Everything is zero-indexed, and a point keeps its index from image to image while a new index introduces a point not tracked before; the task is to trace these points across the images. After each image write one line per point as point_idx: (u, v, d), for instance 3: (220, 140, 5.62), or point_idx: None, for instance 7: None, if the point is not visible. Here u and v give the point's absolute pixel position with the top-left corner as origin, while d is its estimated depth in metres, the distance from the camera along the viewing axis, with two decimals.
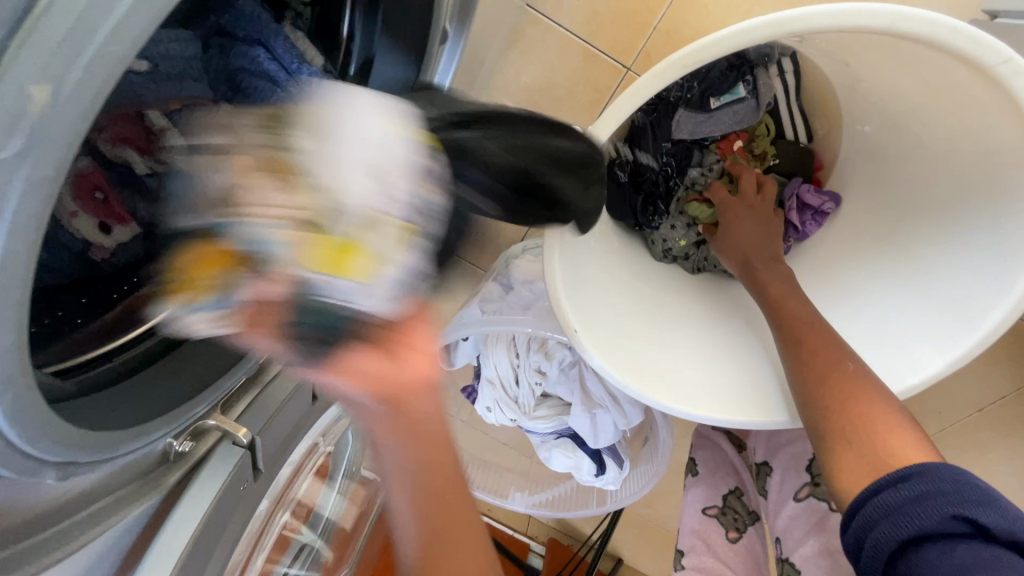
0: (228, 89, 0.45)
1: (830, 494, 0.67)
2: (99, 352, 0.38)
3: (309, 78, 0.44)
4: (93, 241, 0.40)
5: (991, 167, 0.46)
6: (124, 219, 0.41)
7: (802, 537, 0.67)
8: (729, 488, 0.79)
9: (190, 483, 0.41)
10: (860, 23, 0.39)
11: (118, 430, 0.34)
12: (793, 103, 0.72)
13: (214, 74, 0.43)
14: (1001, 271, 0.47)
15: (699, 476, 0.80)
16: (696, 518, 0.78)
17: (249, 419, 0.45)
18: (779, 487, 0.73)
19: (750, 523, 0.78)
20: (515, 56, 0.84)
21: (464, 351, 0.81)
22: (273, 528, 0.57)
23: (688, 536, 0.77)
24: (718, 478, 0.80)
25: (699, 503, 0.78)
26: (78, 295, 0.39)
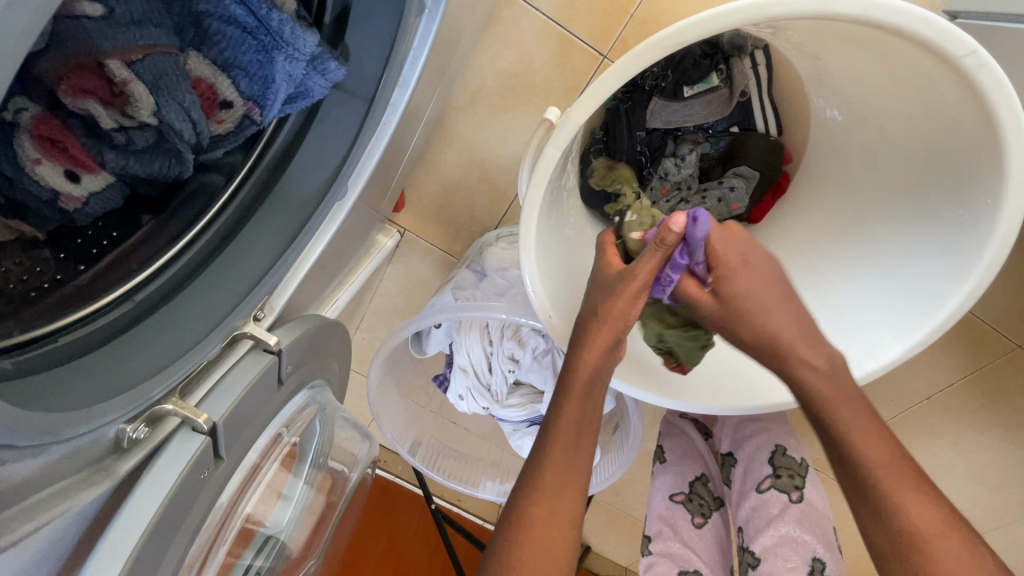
0: (192, 35, 0.42)
1: (790, 485, 0.71)
2: (45, 328, 0.37)
3: (279, 27, 0.42)
4: (62, 191, 0.40)
5: (953, 160, 0.48)
6: (91, 167, 0.41)
7: (761, 528, 0.69)
8: (696, 476, 0.80)
9: (145, 471, 0.39)
10: (839, 11, 0.40)
11: (58, 416, 0.31)
12: (765, 94, 0.73)
13: (178, 19, 0.41)
14: (962, 259, 0.48)
15: (667, 464, 0.81)
16: (662, 505, 0.79)
17: (210, 404, 0.43)
18: (743, 478, 0.75)
19: (715, 509, 0.79)
20: (491, 40, 0.83)
21: (436, 338, 0.80)
22: (235, 521, 0.54)
23: (655, 521, 0.77)
24: (685, 465, 0.81)
25: (666, 490, 0.79)
26: (57, 250, 0.42)
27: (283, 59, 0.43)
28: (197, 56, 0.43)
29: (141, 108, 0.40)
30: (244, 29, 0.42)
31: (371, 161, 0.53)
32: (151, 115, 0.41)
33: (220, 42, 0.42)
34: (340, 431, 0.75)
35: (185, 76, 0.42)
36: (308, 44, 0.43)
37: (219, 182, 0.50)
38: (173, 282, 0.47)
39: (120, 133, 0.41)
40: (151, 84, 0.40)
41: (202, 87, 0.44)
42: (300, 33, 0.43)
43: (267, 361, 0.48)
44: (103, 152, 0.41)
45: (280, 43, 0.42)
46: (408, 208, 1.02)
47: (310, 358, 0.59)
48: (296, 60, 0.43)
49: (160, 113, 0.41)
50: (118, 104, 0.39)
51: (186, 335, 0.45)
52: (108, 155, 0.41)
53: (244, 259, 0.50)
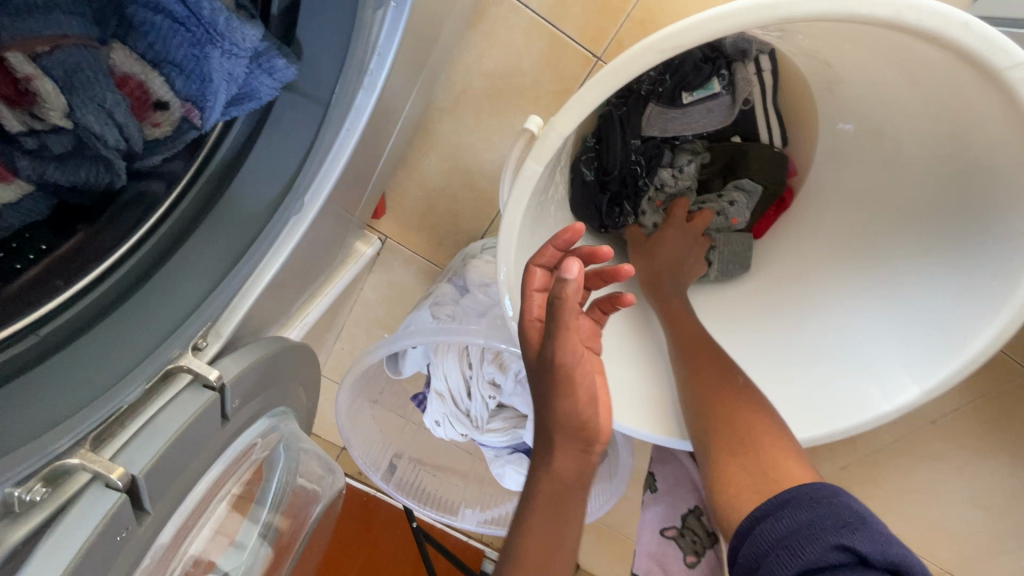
0: (115, 26, 0.37)
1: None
2: None
3: (211, 17, 0.36)
4: None
5: (985, 182, 0.42)
6: (2, 176, 0.35)
7: None
8: (689, 508, 0.75)
9: (42, 538, 0.33)
10: (861, 14, 0.34)
11: None
12: (771, 101, 0.68)
13: (98, 7, 0.36)
14: (990, 293, 0.43)
15: (659, 493, 0.77)
16: (655, 540, 0.75)
17: (127, 456, 0.37)
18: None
19: (709, 546, 0.73)
20: (477, 38, 0.77)
21: (413, 359, 0.74)
22: (175, 569, 0.49)
23: (644, 558, 0.74)
24: (679, 495, 0.76)
25: (658, 524, 0.75)
26: None
27: (218, 54, 0.37)
28: (122, 49, 0.37)
29: (51, 109, 0.35)
30: (174, 19, 0.36)
31: (333, 168, 0.48)
32: (64, 116, 0.36)
33: (149, 35, 0.37)
34: (306, 460, 0.69)
35: (105, 73, 0.36)
36: (250, 39, 0.37)
37: (160, 190, 0.43)
38: (95, 310, 0.41)
39: (32, 137, 0.36)
40: (61, 81, 0.35)
41: (130, 85, 0.38)
42: (238, 25, 0.37)
43: (208, 397, 0.42)
44: (16, 157, 0.36)
45: (214, 37, 0.37)
46: (389, 215, 0.97)
47: (267, 387, 0.53)
48: (237, 57, 0.37)
49: (74, 115, 0.36)
50: (26, 104, 0.35)
51: (106, 374, 0.38)
52: (22, 161, 0.36)
53: (182, 283, 0.43)
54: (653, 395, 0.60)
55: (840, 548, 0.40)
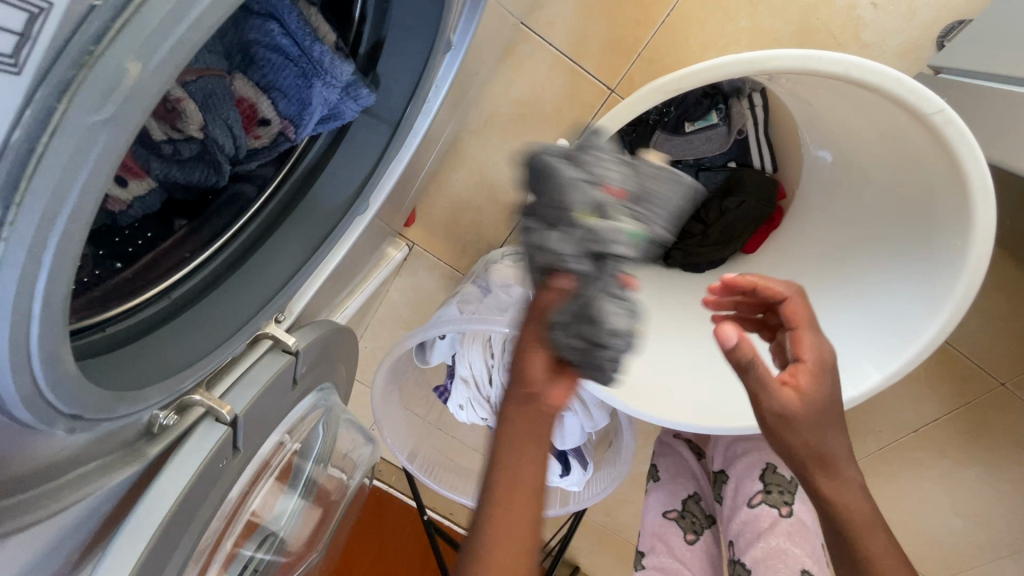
0: (240, 61, 0.46)
1: (780, 500, 0.72)
2: (98, 317, 0.39)
3: (321, 56, 0.45)
4: (112, 193, 0.42)
5: (929, 202, 0.52)
6: (138, 173, 0.44)
7: (752, 540, 0.71)
8: (689, 493, 0.83)
9: (171, 455, 0.42)
10: (819, 68, 0.44)
11: (115, 398, 0.35)
12: (762, 133, 0.79)
13: (228, 46, 0.45)
14: (933, 294, 0.52)
15: (660, 481, 0.85)
16: (656, 520, 0.82)
17: (233, 397, 0.47)
18: (733, 493, 0.77)
19: (707, 526, 0.81)
20: (506, 70, 0.88)
21: (440, 350, 0.83)
22: (242, 515, 0.57)
23: (648, 537, 0.80)
24: (679, 483, 0.84)
25: (659, 506, 0.82)
26: (97, 246, 0.42)
27: (321, 85, 0.47)
28: (242, 78, 0.47)
29: (191, 123, 0.44)
30: (287, 57, 0.46)
31: (390, 179, 0.60)
32: (198, 129, 0.45)
33: (265, 67, 0.46)
34: (343, 435, 0.78)
35: (229, 95, 0.46)
36: (346, 74, 0.47)
37: (251, 191, 0.53)
38: (200, 287, 0.49)
39: (170, 144, 0.44)
40: (200, 101, 0.44)
41: (244, 105, 0.47)
42: (339, 63, 0.46)
43: (285, 359, 0.52)
44: (152, 160, 0.44)
45: (320, 71, 0.46)
46: (418, 224, 1.07)
47: (324, 360, 0.63)
48: (333, 87, 0.47)
49: (206, 129, 0.45)
50: (170, 120, 0.43)
51: (212, 335, 0.47)
52: (155, 162, 0.44)
53: (269, 265, 0.53)
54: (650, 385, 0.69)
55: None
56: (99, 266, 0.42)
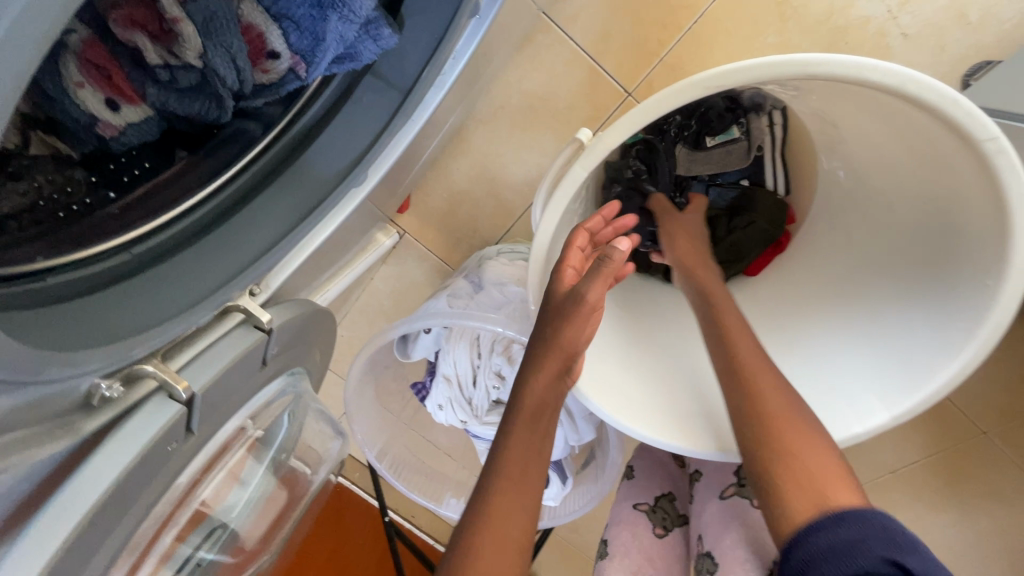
0: None
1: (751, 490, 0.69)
2: (62, 258, 0.36)
3: None
4: (101, 118, 0.39)
5: (957, 239, 0.49)
6: (132, 99, 0.40)
7: (719, 531, 0.66)
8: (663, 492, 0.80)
9: (111, 432, 0.36)
10: (874, 78, 0.41)
11: (37, 355, 0.29)
12: (779, 152, 0.76)
13: None
14: (954, 336, 0.49)
15: (634, 479, 0.82)
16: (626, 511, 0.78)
17: (190, 373, 0.41)
18: (706, 490, 0.74)
19: (679, 525, 0.77)
20: (522, 60, 0.84)
21: (423, 344, 0.78)
22: (189, 506, 0.51)
23: (616, 526, 0.76)
24: (654, 481, 0.82)
25: (630, 499, 0.79)
26: (89, 172, 0.42)
27: (337, 19, 0.42)
28: (251, 3, 0.41)
29: (188, 48, 0.39)
30: None
31: (397, 146, 0.54)
32: (197, 56, 0.40)
33: None
34: (310, 425, 0.72)
35: (235, 23, 0.40)
36: (366, 8, 0.42)
37: (255, 132, 0.48)
38: (180, 239, 0.44)
39: (166, 69, 0.40)
40: (200, 26, 0.39)
41: (252, 35, 0.42)
42: None
43: (257, 336, 0.46)
44: (148, 86, 0.40)
45: (337, 3, 0.41)
46: (412, 211, 1.02)
47: (296, 343, 0.57)
48: (350, 22, 0.42)
49: (205, 56, 0.40)
50: (166, 41, 0.39)
51: (182, 295, 0.42)
52: (151, 90, 0.40)
53: (259, 226, 0.48)
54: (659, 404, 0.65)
55: (889, 560, 0.41)
56: (88, 194, 0.41)
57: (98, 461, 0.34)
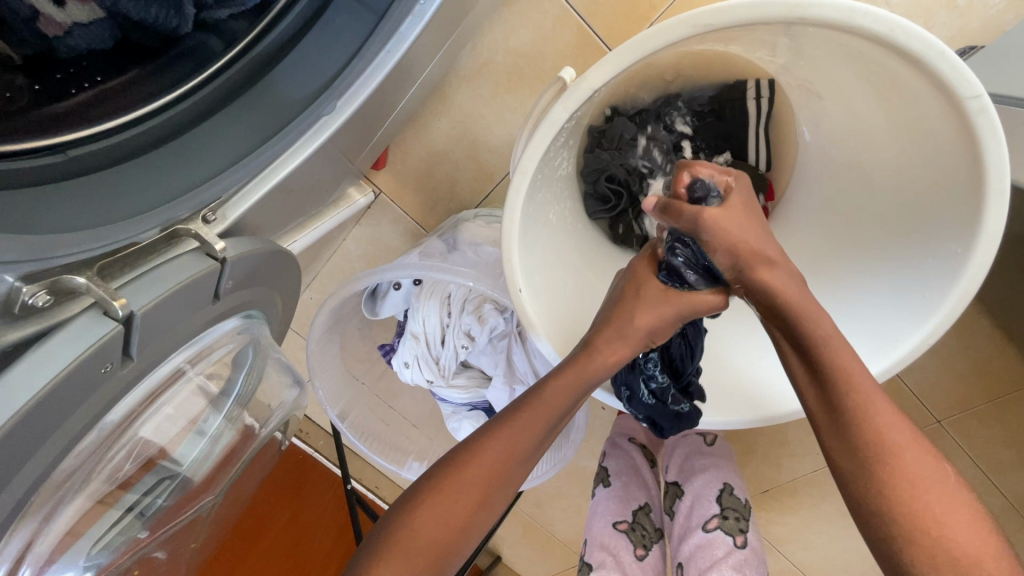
0: None
1: (736, 529, 0.82)
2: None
3: None
4: (44, 12, 0.35)
5: (930, 209, 0.50)
6: None
7: (705, 566, 0.79)
8: (639, 505, 0.91)
9: (35, 346, 0.33)
10: (866, 25, 0.41)
11: None
12: (761, 127, 0.74)
13: None
14: (923, 305, 0.51)
15: (613, 491, 0.91)
16: (607, 530, 0.88)
17: (130, 292, 0.38)
18: (689, 513, 0.86)
19: (655, 540, 0.91)
20: (510, 14, 0.81)
21: (392, 301, 0.76)
22: (123, 445, 0.48)
23: (599, 548, 0.86)
24: (631, 494, 0.91)
25: (612, 517, 0.89)
26: (29, 79, 0.37)
27: None
28: None
29: None
30: None
31: (373, 77, 0.50)
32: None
33: None
34: (270, 375, 0.69)
35: None
36: None
37: (218, 47, 0.44)
38: (124, 148, 0.41)
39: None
40: None
41: None
42: None
43: (208, 264, 0.43)
44: None
45: None
46: (389, 169, 0.98)
47: (254, 283, 0.54)
48: None
49: None
50: None
51: (120, 208, 0.39)
52: None
53: (212, 148, 0.44)
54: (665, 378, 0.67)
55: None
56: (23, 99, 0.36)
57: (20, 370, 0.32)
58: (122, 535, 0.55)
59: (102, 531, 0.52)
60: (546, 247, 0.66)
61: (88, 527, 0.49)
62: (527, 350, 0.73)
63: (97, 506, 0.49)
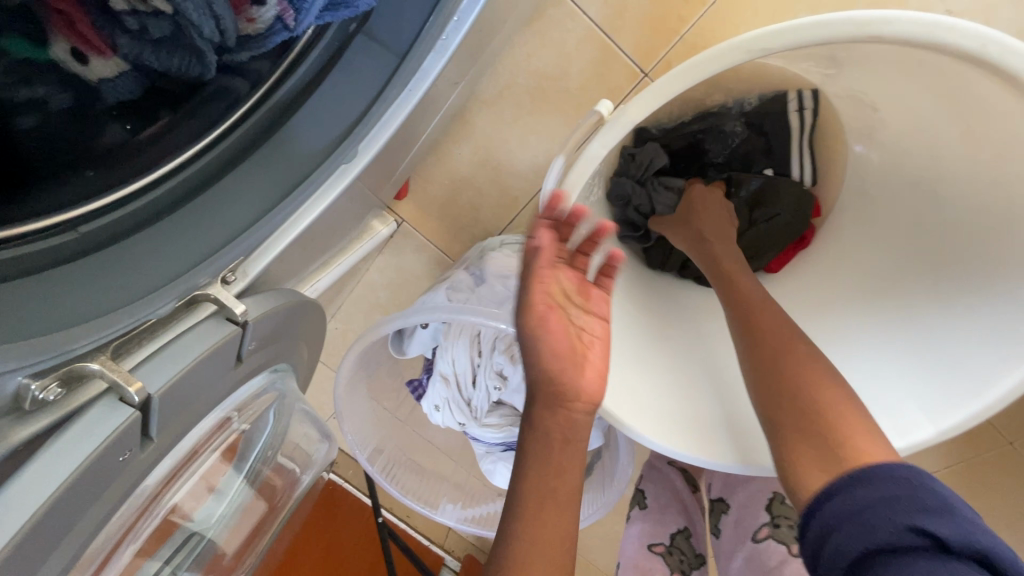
0: None
1: (789, 537, 0.75)
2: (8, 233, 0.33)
3: None
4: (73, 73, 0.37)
5: (1023, 230, 0.45)
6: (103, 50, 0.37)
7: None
8: (678, 528, 0.86)
9: (48, 442, 0.31)
10: (947, 39, 0.36)
11: None
12: (805, 139, 0.69)
13: None
14: (1015, 343, 0.46)
15: (649, 512, 0.88)
16: (641, 553, 0.84)
17: (147, 372, 0.36)
18: (736, 527, 0.81)
19: (695, 567, 0.85)
20: (531, 35, 0.78)
21: (420, 340, 0.73)
22: (151, 518, 0.46)
23: (631, 570, 0.82)
24: (668, 515, 0.87)
25: (647, 539, 0.85)
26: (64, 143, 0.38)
27: None
28: None
29: None
30: None
31: (397, 115, 0.47)
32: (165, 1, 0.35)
33: None
34: (297, 424, 0.66)
35: None
36: None
37: (243, 89, 0.43)
38: (153, 210, 0.39)
39: (132, 17, 0.36)
40: None
41: None
42: None
43: (229, 331, 0.40)
44: (115, 35, 0.36)
45: None
46: (411, 199, 0.96)
47: (277, 339, 0.51)
48: None
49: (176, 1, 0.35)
50: None
51: (138, 283, 0.36)
52: (121, 40, 0.37)
53: (237, 201, 0.42)
54: (689, 413, 0.62)
55: (914, 528, 0.40)
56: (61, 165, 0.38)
57: (29, 475, 0.29)
58: None
59: None
60: None
61: None
62: None
63: None
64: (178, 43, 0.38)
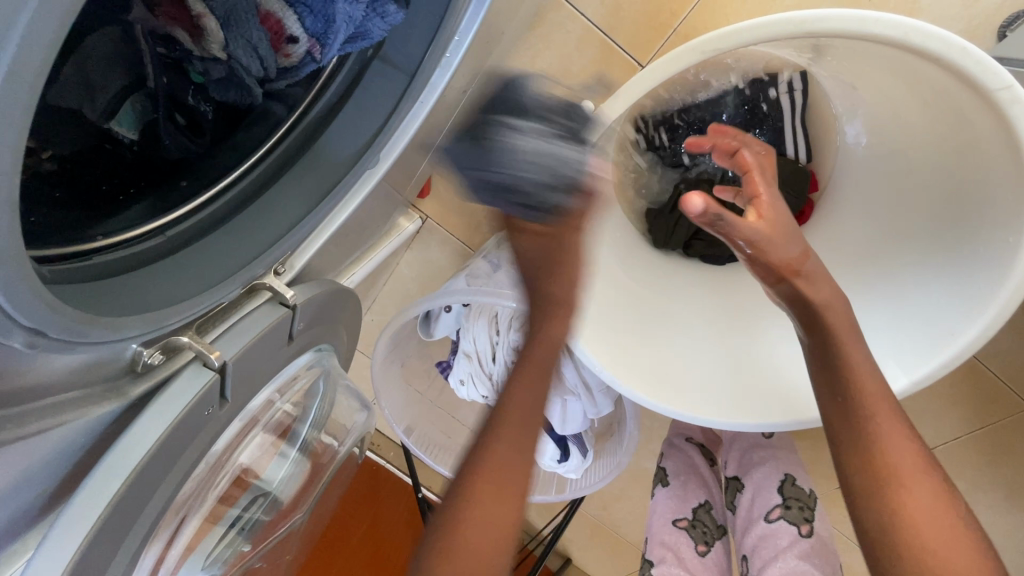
0: None
1: (800, 518, 0.80)
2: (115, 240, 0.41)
3: None
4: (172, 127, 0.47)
5: (978, 195, 0.50)
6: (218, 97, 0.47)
7: (771, 557, 0.76)
8: (699, 502, 0.91)
9: (154, 397, 0.40)
10: (878, 32, 0.41)
11: (86, 316, 0.32)
12: (798, 118, 0.72)
13: None
14: (976, 299, 0.50)
15: (670, 487, 0.92)
16: (666, 528, 0.87)
17: (222, 344, 0.45)
18: (751, 504, 0.85)
19: (717, 537, 0.89)
20: (534, 39, 0.84)
21: (444, 322, 0.81)
22: (226, 470, 0.55)
23: (657, 546, 0.85)
24: (689, 492, 0.92)
25: (671, 515, 0.89)
26: (143, 175, 0.47)
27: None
28: None
29: (212, 42, 0.43)
30: None
31: (409, 126, 0.56)
32: (221, 50, 0.44)
33: None
34: (340, 400, 0.76)
35: (253, 11, 0.44)
36: None
37: (281, 112, 0.52)
38: (216, 218, 0.48)
39: (199, 62, 0.45)
40: (221, 19, 0.42)
41: (271, 21, 0.45)
42: None
43: (282, 312, 0.50)
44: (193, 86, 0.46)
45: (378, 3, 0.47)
46: (433, 197, 1.04)
47: (322, 321, 0.60)
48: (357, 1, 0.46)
49: (228, 49, 0.44)
50: (195, 36, 0.43)
51: (210, 273, 0.45)
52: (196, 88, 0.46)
53: (280, 207, 0.51)
54: (673, 377, 0.68)
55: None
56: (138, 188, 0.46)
57: (144, 420, 0.38)
58: (229, 547, 0.63)
59: (212, 545, 0.60)
60: (588, 264, 0.69)
61: (201, 542, 0.57)
62: (575, 361, 0.76)
63: (206, 525, 0.57)
64: (231, 78, 0.47)
